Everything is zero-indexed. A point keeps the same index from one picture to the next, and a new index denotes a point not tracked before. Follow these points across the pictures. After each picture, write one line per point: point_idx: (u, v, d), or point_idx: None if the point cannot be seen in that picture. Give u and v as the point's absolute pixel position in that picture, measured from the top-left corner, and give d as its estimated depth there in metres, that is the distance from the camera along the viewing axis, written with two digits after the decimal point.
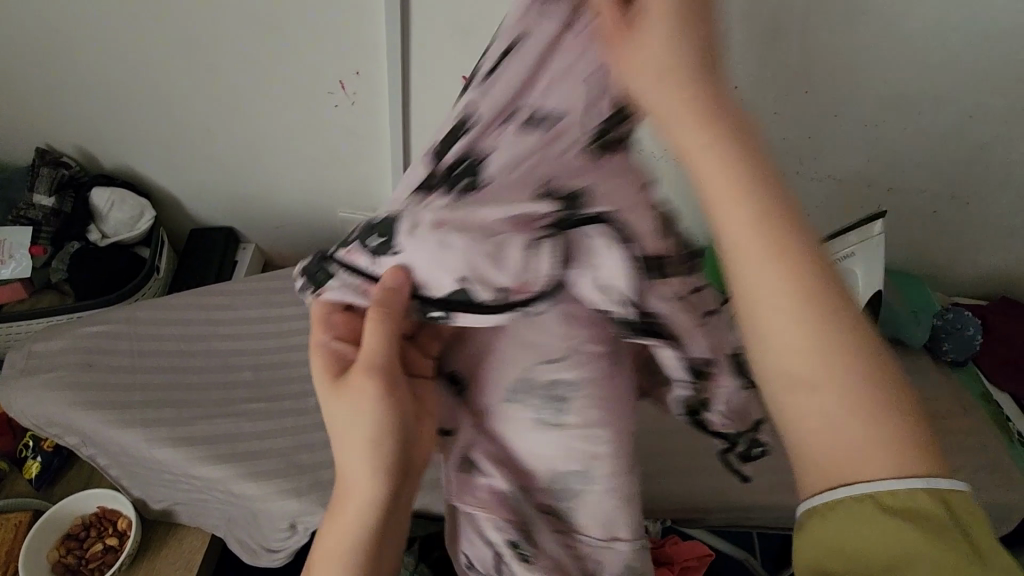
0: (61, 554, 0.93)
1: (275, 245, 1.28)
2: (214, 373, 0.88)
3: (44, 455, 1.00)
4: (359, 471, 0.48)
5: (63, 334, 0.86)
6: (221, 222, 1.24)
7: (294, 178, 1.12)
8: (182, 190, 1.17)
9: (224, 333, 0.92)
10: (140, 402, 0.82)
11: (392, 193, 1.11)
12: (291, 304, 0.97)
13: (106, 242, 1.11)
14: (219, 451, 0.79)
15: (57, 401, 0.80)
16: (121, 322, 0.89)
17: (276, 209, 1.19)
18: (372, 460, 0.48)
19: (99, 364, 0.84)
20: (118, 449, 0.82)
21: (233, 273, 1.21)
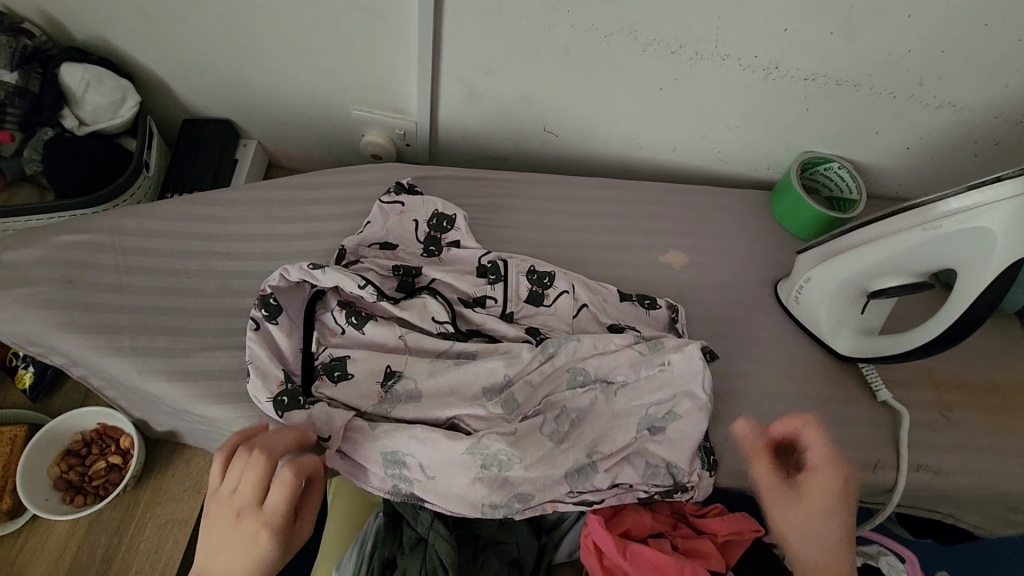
0: (62, 470, 0.88)
1: (280, 142, 1.13)
2: (213, 297, 0.77)
3: (36, 365, 0.93)
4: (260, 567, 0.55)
5: (42, 243, 0.76)
6: (217, 113, 1.08)
7: (301, 67, 0.94)
8: (168, 73, 0.99)
9: (223, 250, 0.81)
10: (131, 327, 0.73)
11: (416, 91, 0.94)
12: (298, 218, 0.85)
13: (84, 131, 0.96)
14: (220, 389, 0.70)
15: (40, 321, 0.71)
16: (105, 233, 0.78)
17: (280, 102, 1.03)
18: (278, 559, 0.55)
19: (82, 280, 0.75)
20: (110, 377, 0.73)
21: (233, 175, 1.07)
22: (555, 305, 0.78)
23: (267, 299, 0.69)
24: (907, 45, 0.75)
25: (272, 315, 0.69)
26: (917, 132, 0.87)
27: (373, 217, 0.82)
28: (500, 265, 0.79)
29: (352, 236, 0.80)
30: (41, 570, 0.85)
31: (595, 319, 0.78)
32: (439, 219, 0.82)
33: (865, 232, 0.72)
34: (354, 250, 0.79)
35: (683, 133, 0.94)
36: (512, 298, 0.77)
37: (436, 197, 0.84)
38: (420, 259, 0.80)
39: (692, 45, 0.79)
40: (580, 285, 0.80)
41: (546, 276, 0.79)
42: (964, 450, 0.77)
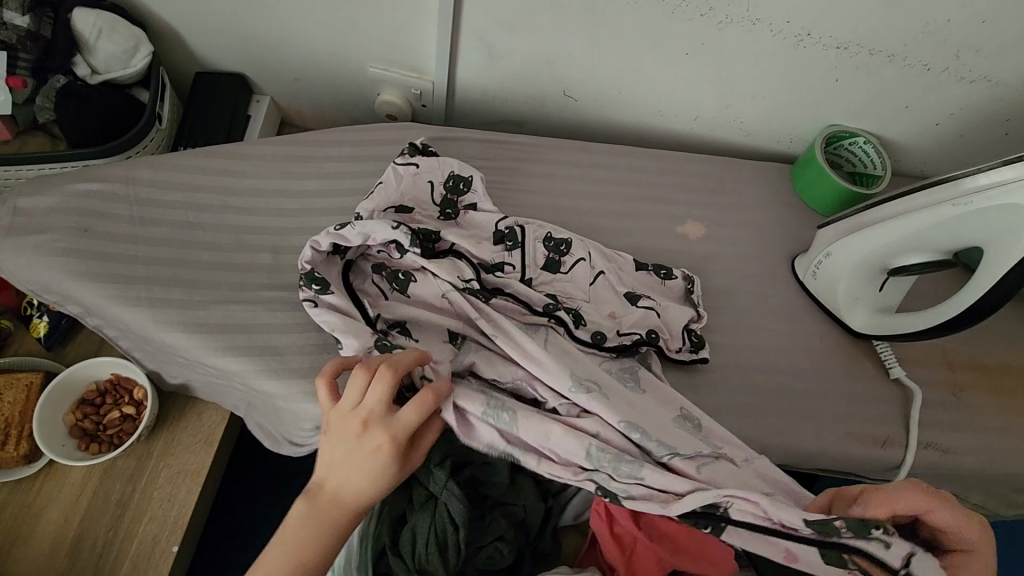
0: (78, 418, 0.90)
1: (293, 100, 1.11)
2: (227, 252, 0.77)
3: (50, 315, 0.93)
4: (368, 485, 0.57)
5: (56, 190, 0.76)
6: (230, 66, 1.06)
7: (318, 21, 0.92)
8: (181, 23, 0.97)
9: (237, 205, 0.80)
10: (146, 278, 0.73)
11: (435, 50, 0.92)
12: (313, 176, 0.84)
13: (96, 80, 0.94)
14: (235, 342, 0.71)
15: (55, 269, 0.71)
16: (119, 184, 0.78)
17: (295, 57, 1.00)
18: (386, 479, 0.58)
19: (97, 230, 0.74)
20: (125, 327, 0.73)
21: (245, 131, 1.06)
22: (571, 273, 0.77)
23: (310, 275, 0.68)
24: (947, 14, 0.73)
25: (321, 289, 0.67)
26: (948, 107, 0.85)
27: (387, 180, 0.78)
28: (518, 232, 0.78)
29: (369, 199, 0.76)
30: (57, 512, 0.87)
31: (610, 287, 0.77)
32: (458, 181, 0.81)
33: (891, 206, 0.70)
34: (370, 215, 0.74)
35: (707, 102, 0.92)
36: (528, 263, 0.77)
37: (453, 158, 0.82)
38: (438, 221, 0.79)
39: (722, 7, 0.76)
40: (595, 251, 0.80)
41: (564, 244, 0.78)
42: (973, 431, 0.77)
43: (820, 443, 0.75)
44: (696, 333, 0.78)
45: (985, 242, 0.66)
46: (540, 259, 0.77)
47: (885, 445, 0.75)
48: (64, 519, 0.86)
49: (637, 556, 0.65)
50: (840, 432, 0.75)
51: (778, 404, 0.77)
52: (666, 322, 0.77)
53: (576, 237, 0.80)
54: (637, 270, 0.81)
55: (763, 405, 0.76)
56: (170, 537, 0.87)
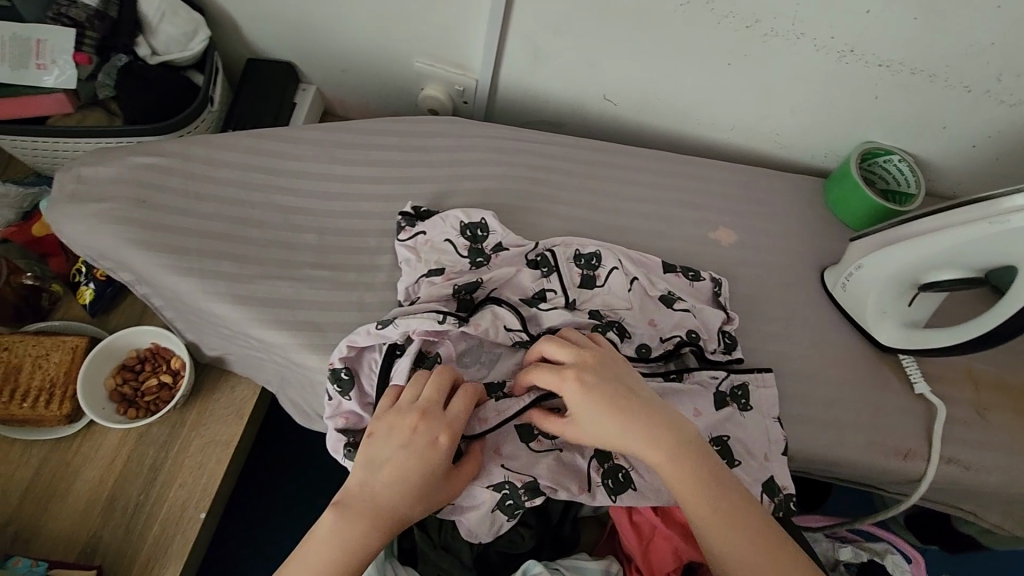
0: (118, 383, 0.93)
1: (338, 90, 1.15)
2: (275, 230, 0.80)
3: (97, 283, 0.97)
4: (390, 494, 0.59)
5: (117, 161, 0.79)
6: (281, 54, 1.09)
7: (370, 15, 0.95)
8: (238, 10, 1.01)
9: (286, 186, 0.83)
10: (199, 250, 0.76)
11: (481, 48, 0.95)
12: (359, 163, 0.87)
13: (156, 60, 0.98)
14: (280, 316, 0.74)
15: (113, 236, 0.75)
16: (176, 159, 0.81)
17: (344, 48, 1.04)
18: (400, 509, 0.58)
19: (154, 202, 0.78)
20: (176, 295, 0.77)
21: (291, 117, 1.10)
22: (607, 284, 0.78)
23: (337, 374, 0.69)
24: (992, 37, 0.74)
25: (346, 390, 0.68)
26: (986, 130, 0.86)
27: (408, 263, 0.77)
28: (550, 257, 0.78)
29: (403, 278, 0.77)
30: (94, 472, 0.90)
31: (646, 296, 0.78)
32: (472, 229, 0.79)
33: (925, 223, 0.72)
34: (406, 289, 0.76)
35: (745, 113, 0.93)
36: (564, 278, 0.77)
37: (454, 210, 0.80)
38: (469, 272, 0.76)
39: (768, 20, 0.78)
40: (628, 261, 0.81)
41: (594, 258, 0.79)
42: (995, 449, 0.78)
43: (840, 451, 0.77)
44: (729, 335, 0.79)
45: (1018, 261, 0.67)
46: (575, 275, 0.78)
47: (904, 456, 0.77)
48: (99, 479, 0.90)
49: (653, 549, 0.69)
50: (862, 440, 0.77)
51: (801, 411, 0.78)
52: (703, 326, 0.78)
53: (612, 250, 0.81)
54: (670, 277, 0.82)
55: (785, 410, 0.78)
56: (198, 504, 0.90)
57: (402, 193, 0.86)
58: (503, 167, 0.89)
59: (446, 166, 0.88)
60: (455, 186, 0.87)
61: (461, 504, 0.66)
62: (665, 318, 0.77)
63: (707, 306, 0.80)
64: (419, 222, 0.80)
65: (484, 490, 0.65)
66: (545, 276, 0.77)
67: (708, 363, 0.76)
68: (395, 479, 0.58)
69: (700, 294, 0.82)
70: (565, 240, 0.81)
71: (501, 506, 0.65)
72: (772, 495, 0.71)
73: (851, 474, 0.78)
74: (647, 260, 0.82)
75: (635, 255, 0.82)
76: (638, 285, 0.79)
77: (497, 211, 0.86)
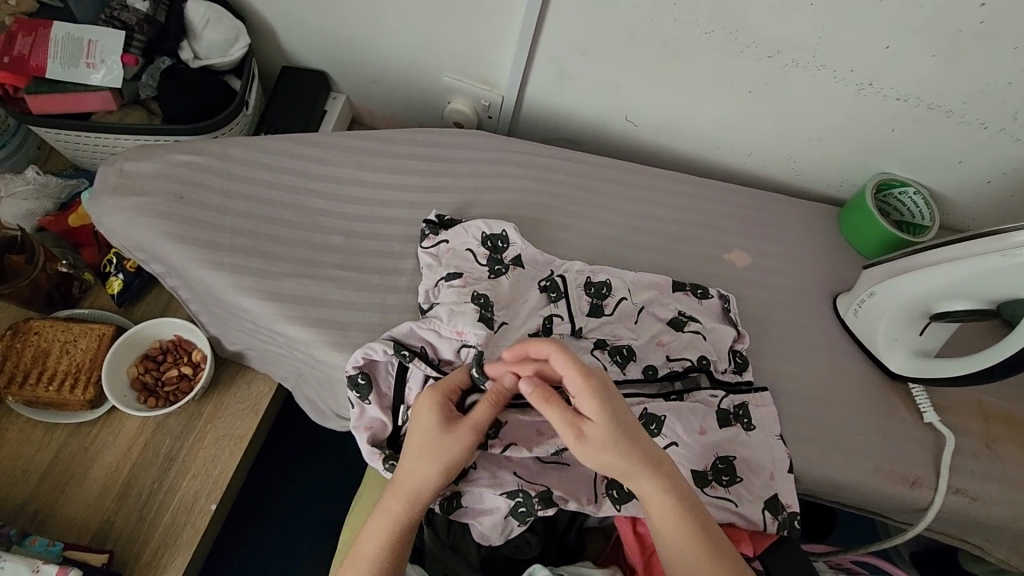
0: (140, 372, 0.95)
1: (367, 100, 1.18)
2: (304, 231, 0.83)
3: (126, 274, 1.00)
4: (408, 471, 0.63)
5: (157, 157, 0.83)
6: (315, 64, 1.13)
7: (405, 29, 0.99)
8: (279, 21, 1.05)
9: (316, 189, 0.86)
10: (231, 246, 0.79)
11: (509, 66, 0.98)
12: (386, 170, 0.90)
13: (198, 64, 1.02)
14: (304, 313, 0.77)
15: (149, 228, 0.78)
16: (213, 158, 0.84)
17: (377, 61, 1.07)
18: (423, 482, 0.62)
19: (190, 197, 0.81)
20: (206, 289, 0.80)
21: (321, 124, 1.13)
22: (615, 314, 0.78)
23: (355, 380, 0.70)
24: (1009, 77, 0.76)
25: (365, 396, 0.70)
26: (1002, 167, 0.88)
27: (430, 269, 0.79)
28: (560, 283, 0.78)
29: (425, 283, 0.78)
30: (111, 458, 0.92)
31: (657, 320, 0.80)
32: (493, 241, 0.81)
33: (939, 253, 0.73)
34: (426, 300, 0.78)
35: (763, 139, 0.96)
36: (573, 304, 0.77)
37: (477, 220, 0.82)
38: (487, 280, 0.77)
39: (790, 51, 0.81)
40: (633, 283, 0.82)
41: (604, 287, 0.80)
42: (1003, 482, 0.78)
43: (846, 476, 0.77)
44: (741, 353, 0.80)
45: None
46: (584, 303, 0.78)
47: (911, 484, 0.77)
48: (115, 465, 0.92)
49: (655, 561, 0.69)
50: (868, 465, 0.78)
51: (809, 434, 0.79)
52: (714, 349, 0.79)
53: (621, 278, 0.82)
54: (680, 294, 0.83)
55: (793, 432, 0.79)
56: (209, 496, 0.92)
57: (426, 201, 0.88)
58: (524, 181, 0.92)
59: (470, 177, 0.91)
60: (478, 197, 0.90)
61: (474, 509, 0.68)
62: (676, 342, 0.78)
63: (717, 326, 0.81)
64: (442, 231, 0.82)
65: (497, 498, 0.67)
66: (554, 302, 0.77)
67: (719, 384, 0.77)
68: (418, 460, 0.62)
69: (710, 312, 0.82)
70: (574, 266, 0.82)
71: (513, 513, 0.67)
72: (775, 514, 0.71)
73: (858, 500, 0.79)
74: (658, 280, 0.83)
75: (644, 276, 0.83)
76: (644, 315, 0.79)
77: (517, 223, 0.89)
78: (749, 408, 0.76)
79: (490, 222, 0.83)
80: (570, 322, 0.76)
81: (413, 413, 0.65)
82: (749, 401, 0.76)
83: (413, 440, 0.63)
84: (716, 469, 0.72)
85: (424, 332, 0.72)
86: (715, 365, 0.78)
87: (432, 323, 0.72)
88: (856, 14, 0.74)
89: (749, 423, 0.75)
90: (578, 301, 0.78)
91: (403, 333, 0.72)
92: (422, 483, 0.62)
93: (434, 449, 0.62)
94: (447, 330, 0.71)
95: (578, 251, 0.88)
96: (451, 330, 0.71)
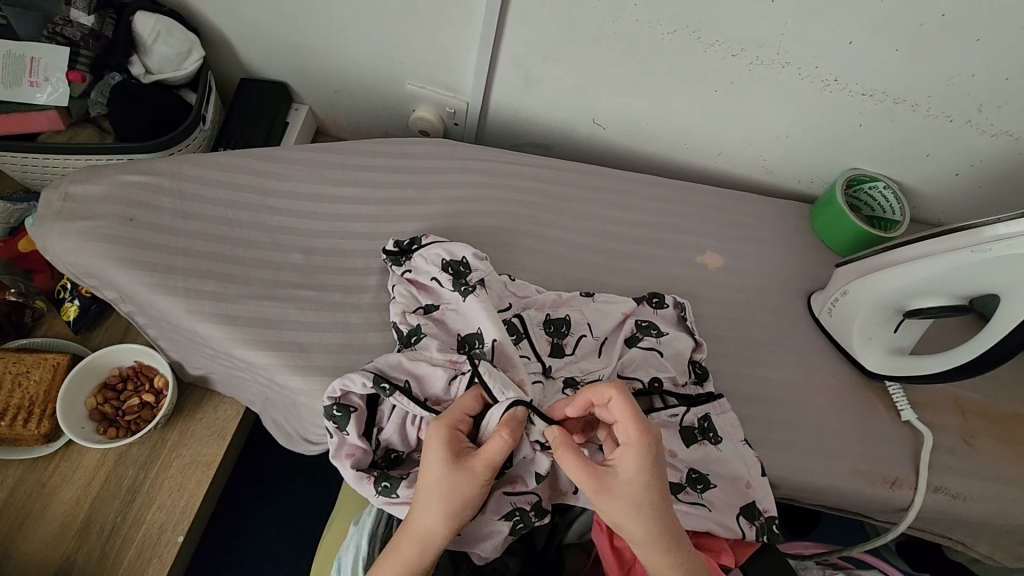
0: (98, 402, 0.91)
1: (331, 110, 1.15)
2: (263, 249, 0.80)
3: (82, 299, 0.96)
4: (433, 512, 0.57)
5: (105, 178, 0.79)
6: (274, 75, 1.10)
7: (363, 37, 0.96)
8: (233, 31, 1.02)
9: (275, 206, 0.83)
10: (185, 268, 0.76)
11: (471, 71, 0.96)
12: (348, 184, 0.87)
13: (150, 79, 0.98)
14: (264, 336, 0.74)
15: (96, 253, 0.74)
16: (165, 177, 0.81)
17: (337, 70, 1.04)
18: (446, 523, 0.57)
19: (141, 220, 0.78)
20: (161, 314, 0.77)
21: (283, 137, 1.10)
22: (576, 352, 0.74)
23: (331, 411, 0.67)
24: (972, 69, 0.75)
25: (342, 425, 0.67)
26: (969, 158, 0.87)
27: (399, 295, 0.76)
28: (519, 324, 0.74)
29: (396, 305, 0.75)
30: (70, 493, 0.88)
31: (620, 349, 0.75)
32: (454, 267, 0.77)
33: (912, 250, 0.72)
34: (401, 321, 0.74)
35: (732, 138, 0.94)
36: (536, 343, 0.73)
37: (437, 246, 0.79)
38: (459, 307, 0.74)
39: (754, 48, 0.80)
40: (589, 313, 0.77)
41: (564, 324, 0.75)
42: (983, 478, 0.77)
43: (827, 478, 0.76)
44: (700, 364, 0.77)
45: (1001, 289, 0.67)
46: (544, 341, 0.74)
47: (892, 484, 0.76)
48: (76, 500, 0.88)
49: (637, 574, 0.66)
50: (848, 467, 0.77)
51: (787, 437, 0.78)
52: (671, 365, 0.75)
53: (586, 304, 0.79)
54: (642, 306, 0.80)
55: (772, 437, 0.78)
56: (176, 527, 0.88)
57: (390, 214, 0.86)
58: (491, 188, 0.90)
59: (435, 188, 0.89)
60: (443, 207, 0.87)
61: (471, 536, 0.66)
62: (638, 366, 0.74)
63: (672, 338, 0.77)
64: (405, 260, 0.79)
65: (496, 520, 0.66)
66: (522, 343, 0.73)
67: (686, 400, 0.74)
68: (441, 500, 0.57)
69: (671, 323, 0.80)
70: (539, 295, 0.79)
71: (513, 531, 0.66)
72: (752, 519, 0.69)
73: (841, 503, 0.78)
74: (615, 298, 0.79)
75: (605, 296, 0.79)
76: (608, 349, 0.75)
77: (484, 233, 0.86)
78: (709, 420, 0.73)
79: (450, 247, 0.79)
80: (538, 360, 0.72)
81: (430, 450, 0.59)
82: (711, 412, 0.73)
83: (434, 479, 0.58)
84: (691, 478, 0.70)
85: (410, 363, 0.68)
86: (675, 382, 0.75)
87: (422, 354, 0.69)
88: (816, 10, 0.73)
89: (714, 433, 0.72)
90: (541, 331, 0.74)
91: (386, 366, 0.68)
92: (444, 523, 0.57)
93: (442, 497, 0.57)
94: (439, 357, 0.69)
95: (548, 259, 0.86)
96: (443, 357, 0.69)
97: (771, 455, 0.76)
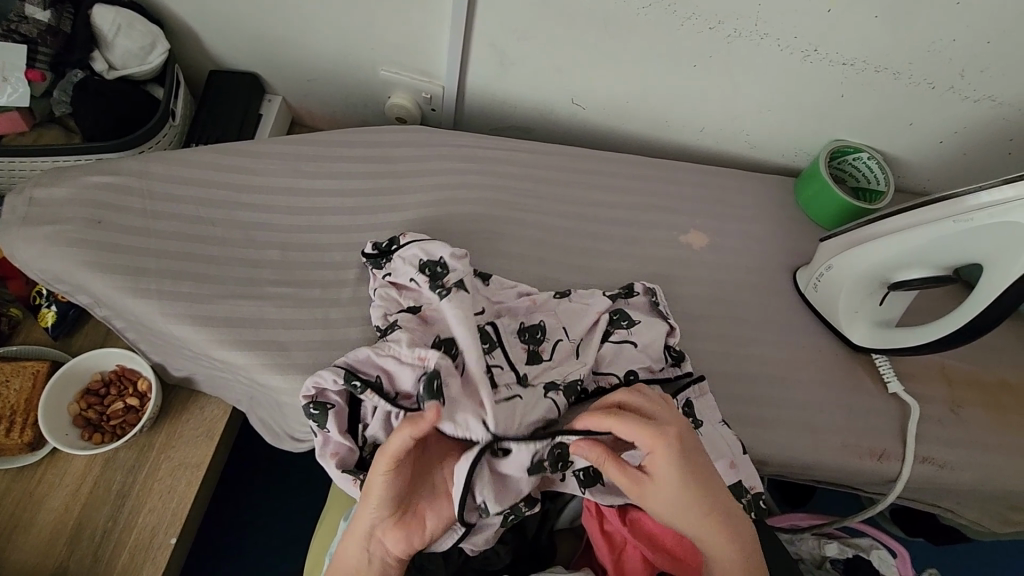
0: (81, 408, 0.90)
1: (305, 100, 1.12)
2: (238, 247, 0.78)
3: (59, 305, 0.94)
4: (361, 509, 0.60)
5: (70, 180, 0.77)
6: (243, 66, 1.07)
7: (332, 23, 0.93)
8: (198, 23, 0.98)
9: (248, 201, 0.81)
10: (157, 270, 0.74)
11: (445, 55, 0.93)
12: (322, 176, 0.85)
13: (113, 75, 0.95)
14: (242, 336, 0.73)
15: (65, 257, 0.73)
16: (134, 177, 0.79)
17: (309, 58, 1.01)
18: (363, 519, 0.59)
19: (109, 222, 0.76)
20: (136, 318, 0.75)
21: (256, 130, 1.07)
22: (555, 357, 0.72)
23: (310, 410, 0.66)
24: (953, 34, 0.74)
25: (323, 424, 0.66)
26: (952, 125, 0.86)
27: (379, 298, 0.74)
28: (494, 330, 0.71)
29: (377, 308, 0.74)
30: (59, 500, 0.87)
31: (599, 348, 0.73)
32: (432, 267, 0.75)
33: (896, 222, 0.71)
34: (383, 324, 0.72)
35: (714, 114, 0.93)
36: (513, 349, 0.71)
37: (413, 247, 0.77)
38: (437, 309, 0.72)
39: (731, 20, 0.77)
40: (565, 313, 0.76)
41: (539, 330, 0.74)
42: (969, 445, 0.78)
43: (814, 454, 0.76)
44: (675, 348, 0.77)
45: (984, 258, 0.67)
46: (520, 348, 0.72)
47: (880, 456, 0.76)
48: (64, 507, 0.87)
49: (625, 559, 0.66)
50: (836, 441, 0.77)
51: (775, 413, 0.78)
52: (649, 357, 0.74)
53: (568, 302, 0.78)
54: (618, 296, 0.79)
55: (760, 415, 0.77)
56: (168, 530, 0.88)
57: (367, 205, 0.84)
58: (471, 174, 0.88)
59: (413, 176, 0.87)
60: (421, 196, 0.86)
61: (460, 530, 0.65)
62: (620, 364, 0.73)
63: (651, 324, 0.75)
64: (385, 262, 0.78)
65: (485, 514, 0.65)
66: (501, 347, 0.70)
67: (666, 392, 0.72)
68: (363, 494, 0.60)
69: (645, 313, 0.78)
70: (518, 299, 0.78)
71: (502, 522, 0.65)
72: (739, 497, 0.69)
73: (829, 476, 0.78)
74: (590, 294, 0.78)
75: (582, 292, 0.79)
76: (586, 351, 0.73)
77: (465, 220, 0.85)
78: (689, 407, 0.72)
79: (428, 247, 0.77)
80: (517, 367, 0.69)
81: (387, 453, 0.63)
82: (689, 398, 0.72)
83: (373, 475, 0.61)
84: None
85: (380, 360, 0.66)
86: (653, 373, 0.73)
87: (391, 349, 0.66)
88: None
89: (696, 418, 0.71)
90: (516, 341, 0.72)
91: (358, 365, 0.67)
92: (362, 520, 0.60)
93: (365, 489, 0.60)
94: (408, 355, 0.65)
95: (530, 246, 0.85)
96: (412, 355, 0.65)
97: (760, 433, 0.76)
